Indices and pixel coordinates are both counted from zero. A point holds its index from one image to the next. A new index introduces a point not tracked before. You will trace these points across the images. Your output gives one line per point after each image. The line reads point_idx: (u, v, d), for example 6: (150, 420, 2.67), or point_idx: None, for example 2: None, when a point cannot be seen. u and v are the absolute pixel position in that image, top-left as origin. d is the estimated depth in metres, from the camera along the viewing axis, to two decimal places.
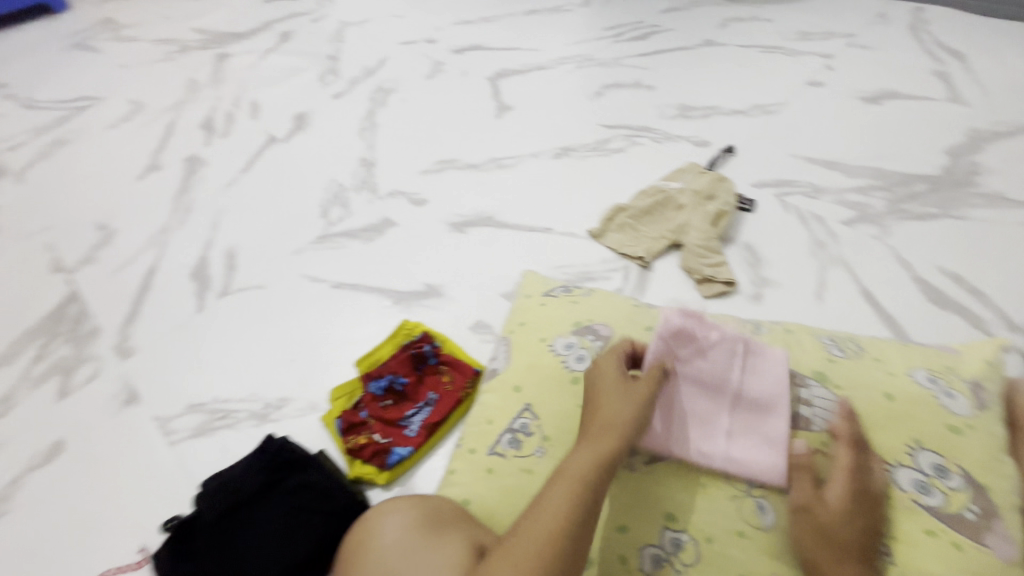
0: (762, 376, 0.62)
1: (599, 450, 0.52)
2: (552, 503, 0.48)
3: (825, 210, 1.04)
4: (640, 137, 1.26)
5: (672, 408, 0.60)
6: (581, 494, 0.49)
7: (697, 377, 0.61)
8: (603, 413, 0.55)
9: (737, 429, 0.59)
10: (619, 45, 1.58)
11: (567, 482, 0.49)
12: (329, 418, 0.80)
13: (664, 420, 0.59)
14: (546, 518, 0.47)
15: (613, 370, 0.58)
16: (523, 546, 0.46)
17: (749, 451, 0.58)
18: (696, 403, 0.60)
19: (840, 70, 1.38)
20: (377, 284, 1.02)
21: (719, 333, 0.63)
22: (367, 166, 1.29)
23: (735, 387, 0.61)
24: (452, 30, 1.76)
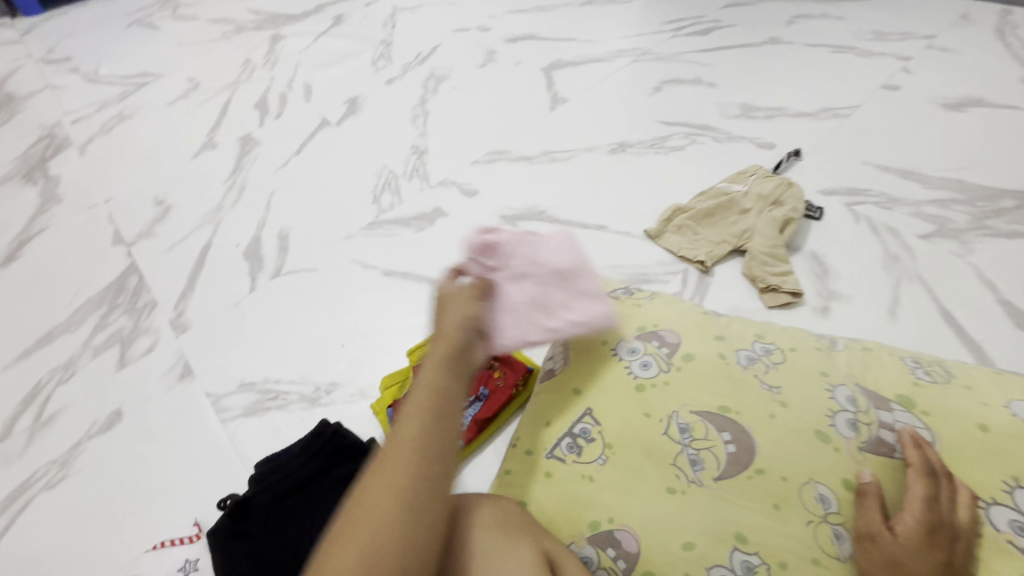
0: (550, 256, 0.69)
1: (439, 360, 0.56)
2: (408, 417, 0.50)
3: (901, 222, 0.98)
4: (700, 136, 1.22)
5: (507, 305, 0.66)
6: (433, 397, 0.52)
7: (515, 274, 0.68)
8: (438, 335, 0.59)
9: (571, 304, 0.68)
10: (679, 40, 1.53)
11: (418, 395, 0.52)
12: (380, 406, 0.80)
13: (508, 315, 0.66)
14: (405, 430, 0.49)
15: (448, 297, 0.63)
16: (392, 463, 0.47)
17: (582, 310, 0.67)
18: (529, 296, 0.67)
19: (919, 74, 1.30)
20: (428, 275, 1.01)
21: (511, 235, 0.70)
22: (419, 154, 1.29)
23: (550, 267, 0.68)
24: (506, 18, 1.73)
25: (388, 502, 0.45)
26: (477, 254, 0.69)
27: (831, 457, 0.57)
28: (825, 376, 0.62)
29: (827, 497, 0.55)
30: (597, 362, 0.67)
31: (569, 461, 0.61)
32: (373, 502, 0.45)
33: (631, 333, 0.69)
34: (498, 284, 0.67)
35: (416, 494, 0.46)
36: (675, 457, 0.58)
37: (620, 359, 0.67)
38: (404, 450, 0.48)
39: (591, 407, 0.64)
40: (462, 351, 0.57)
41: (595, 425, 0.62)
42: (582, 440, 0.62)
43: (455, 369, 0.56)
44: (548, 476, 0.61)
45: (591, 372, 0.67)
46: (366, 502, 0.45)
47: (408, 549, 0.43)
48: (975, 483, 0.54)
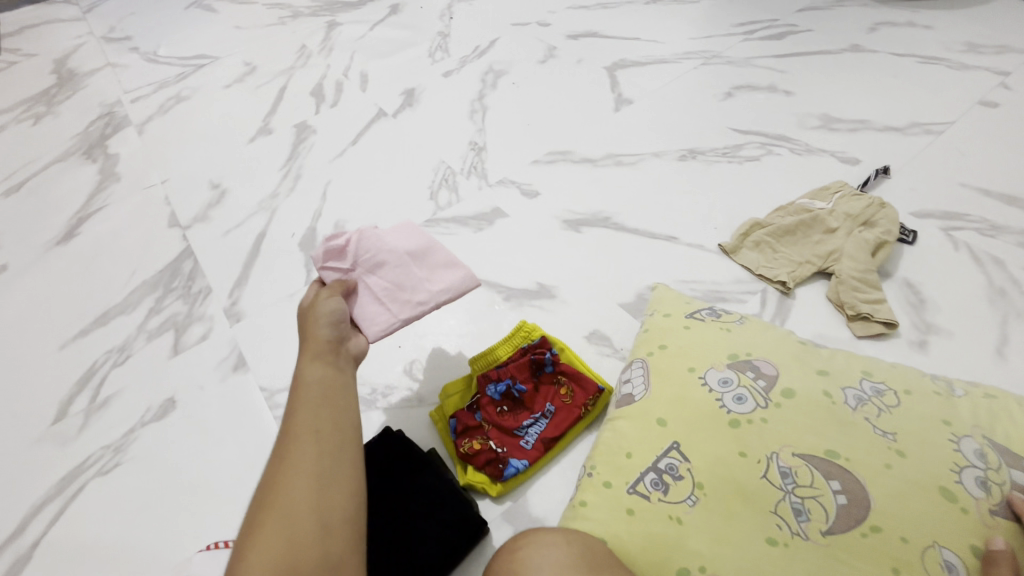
0: (395, 243, 0.75)
1: (315, 355, 0.60)
2: (300, 408, 0.54)
3: (1005, 253, 0.90)
4: (777, 147, 1.15)
5: (371, 296, 0.71)
6: (320, 387, 0.56)
7: (369, 266, 0.73)
8: (309, 333, 0.63)
9: (430, 277, 0.74)
10: (752, 43, 1.45)
11: (305, 388, 0.56)
12: (440, 416, 0.76)
13: (373, 303, 0.71)
14: (302, 419, 0.53)
15: (311, 301, 0.67)
16: (300, 449, 0.50)
17: (443, 281, 0.74)
18: (387, 281, 0.72)
19: (1019, 91, 1.20)
20: (488, 279, 0.97)
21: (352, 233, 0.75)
22: (477, 151, 1.25)
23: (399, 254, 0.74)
24: (566, 14, 1.67)
25: (303, 479, 0.48)
26: (330, 260, 0.73)
27: (959, 519, 0.50)
28: (948, 425, 0.55)
29: (954, 566, 0.48)
30: (684, 391, 0.62)
31: (654, 499, 0.56)
32: (286, 486, 0.47)
33: (721, 361, 0.64)
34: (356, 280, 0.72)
35: (326, 467, 0.49)
36: (774, 505, 0.53)
37: (710, 390, 0.61)
38: (306, 434, 0.51)
39: (678, 441, 0.59)
40: (336, 342, 0.63)
41: (684, 461, 0.57)
42: (669, 477, 0.57)
43: (333, 357, 0.61)
44: (630, 513, 0.56)
45: (677, 401, 0.62)
46: (282, 486, 0.47)
47: (330, 515, 0.46)
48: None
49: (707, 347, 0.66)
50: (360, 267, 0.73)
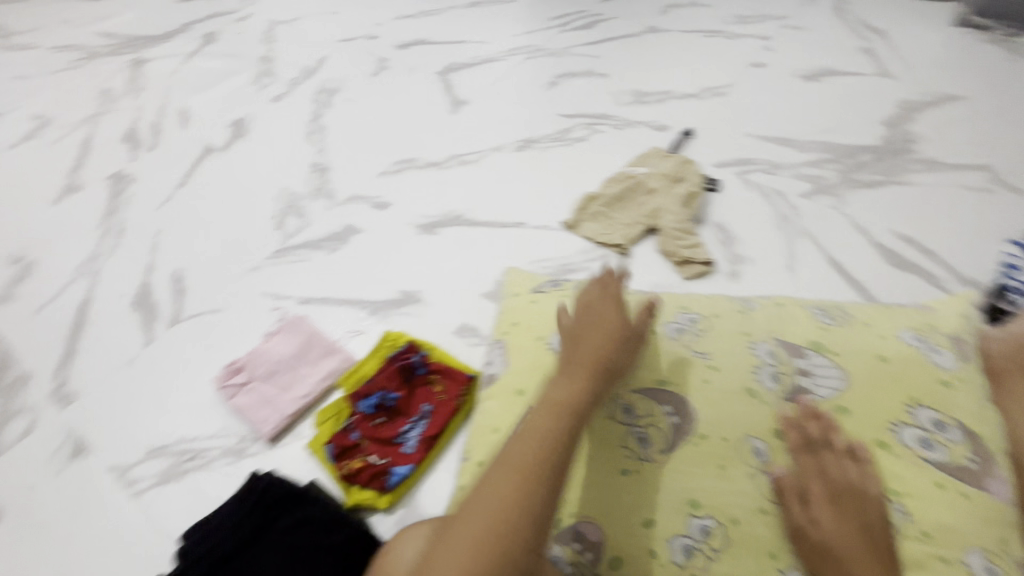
0: (282, 353, 0.85)
1: (582, 372, 0.58)
2: (527, 436, 0.53)
3: (786, 186, 1.08)
4: (600, 125, 1.26)
5: (250, 409, 0.80)
6: (554, 415, 0.54)
7: (286, 382, 0.82)
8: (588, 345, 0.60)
9: (311, 379, 0.82)
10: (566, 35, 1.57)
11: (540, 410, 0.55)
12: (316, 445, 0.74)
13: (253, 413, 0.80)
14: (519, 451, 0.52)
15: (602, 309, 0.63)
16: (508, 465, 0.51)
17: (308, 377, 0.83)
18: (270, 389, 0.82)
19: (778, 51, 1.43)
20: (350, 297, 0.95)
21: (247, 358, 0.85)
22: (321, 172, 1.22)
23: (292, 367, 0.84)
24: (393, 25, 1.69)
25: (507, 484, 0.49)
26: (229, 379, 0.84)
27: (761, 409, 0.60)
28: (747, 335, 0.65)
29: (762, 448, 0.58)
30: (536, 362, 0.68)
31: None
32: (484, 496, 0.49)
33: None
34: (245, 393, 0.82)
35: (523, 491, 0.49)
36: (576, 458, 0.59)
37: (557, 355, 0.67)
38: (517, 455, 0.51)
39: (536, 406, 0.64)
40: (599, 365, 0.58)
41: None
42: None
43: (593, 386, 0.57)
44: None
45: (531, 372, 0.67)
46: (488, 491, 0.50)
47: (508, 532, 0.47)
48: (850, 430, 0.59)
49: (552, 317, 0.72)
50: (254, 380, 0.83)
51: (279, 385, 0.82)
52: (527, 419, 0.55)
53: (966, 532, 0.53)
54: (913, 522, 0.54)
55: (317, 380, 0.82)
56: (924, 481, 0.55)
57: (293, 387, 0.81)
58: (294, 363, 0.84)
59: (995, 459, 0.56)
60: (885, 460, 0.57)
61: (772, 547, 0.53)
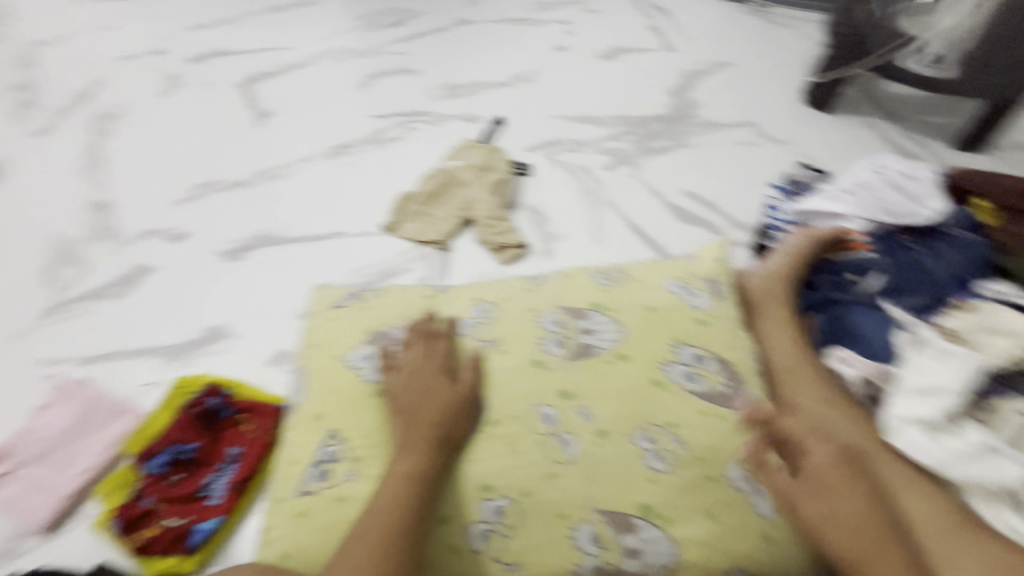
0: (56, 425, 0.74)
1: (430, 420, 0.57)
2: (382, 499, 0.52)
3: (590, 161, 1.15)
4: (414, 122, 1.24)
5: (16, 498, 0.69)
6: (408, 474, 0.54)
7: (62, 457, 0.72)
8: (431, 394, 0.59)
9: (95, 448, 0.72)
10: (376, 34, 1.53)
11: (394, 469, 0.54)
12: (102, 522, 0.65)
13: (20, 503, 0.68)
14: (375, 517, 0.51)
15: (440, 354, 0.63)
16: (365, 532, 0.50)
17: (91, 446, 0.73)
18: (43, 469, 0.71)
19: (578, 34, 1.51)
20: (145, 345, 0.85)
21: (11, 441, 0.73)
22: (101, 210, 1.07)
23: (70, 439, 0.73)
24: (185, 40, 1.55)
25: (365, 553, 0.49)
26: None
27: (547, 378, 0.61)
28: (533, 310, 0.68)
29: (551, 415, 0.59)
30: (332, 380, 0.64)
31: (319, 492, 0.57)
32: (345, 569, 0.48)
33: (360, 339, 0.68)
34: (10, 482, 0.70)
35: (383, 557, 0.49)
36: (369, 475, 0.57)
37: (353, 370, 0.65)
38: (376, 520, 0.51)
39: (333, 428, 0.61)
40: (451, 411, 0.58)
41: (339, 442, 0.60)
42: (329, 464, 0.59)
43: (448, 435, 0.57)
44: (302, 515, 0.56)
45: (327, 392, 0.64)
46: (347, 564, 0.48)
47: None
48: (624, 402, 0.60)
49: (348, 330, 0.69)
50: (22, 463, 0.71)
51: (54, 462, 0.71)
52: (377, 492, 0.53)
53: (726, 448, 0.59)
54: (687, 450, 0.58)
55: (103, 447, 0.72)
56: (689, 410, 0.60)
57: (72, 461, 0.71)
58: (73, 433, 0.74)
59: (745, 380, 0.64)
60: (659, 397, 0.60)
61: (563, 509, 0.54)
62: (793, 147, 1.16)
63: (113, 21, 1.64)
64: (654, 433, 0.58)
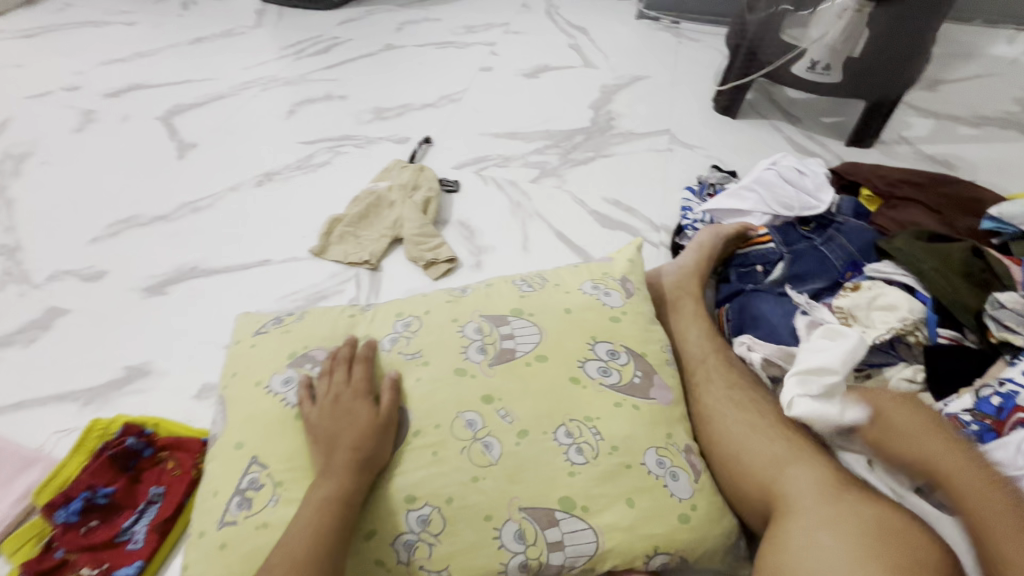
0: None
1: (348, 444, 0.57)
2: (298, 529, 0.52)
3: (517, 175, 1.19)
4: (342, 147, 1.25)
5: None
6: (324, 503, 0.53)
7: None
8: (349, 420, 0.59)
9: (2, 503, 0.68)
10: (303, 62, 1.53)
11: (311, 496, 0.54)
12: None
13: None
14: (289, 548, 0.51)
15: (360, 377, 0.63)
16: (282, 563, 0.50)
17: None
18: None
19: (503, 54, 1.56)
20: (58, 391, 0.82)
21: None
22: (8, 254, 1.02)
23: None
24: (100, 74, 1.51)
25: None
26: None
27: (468, 385, 0.62)
28: (455, 320, 0.69)
29: (473, 420, 0.60)
30: (253, 407, 0.64)
31: (240, 521, 0.56)
32: None
33: (282, 362, 0.67)
34: None
35: None
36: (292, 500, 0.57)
37: (274, 395, 0.64)
38: (291, 552, 0.51)
39: (253, 454, 0.60)
40: (370, 434, 0.58)
41: (262, 470, 0.59)
42: (251, 492, 0.58)
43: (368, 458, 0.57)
44: (223, 547, 0.55)
45: (248, 420, 0.63)
46: None
47: None
48: (543, 401, 0.61)
49: (271, 354, 0.69)
50: None
51: None
52: (294, 522, 0.53)
53: (641, 437, 0.60)
54: (607, 442, 0.60)
55: (11, 501, 0.68)
56: (606, 404, 0.62)
57: None
58: None
59: (658, 372, 0.67)
60: (578, 394, 0.62)
61: (486, 511, 0.55)
62: (707, 150, 1.23)
63: (23, 60, 1.58)
64: (573, 429, 0.60)
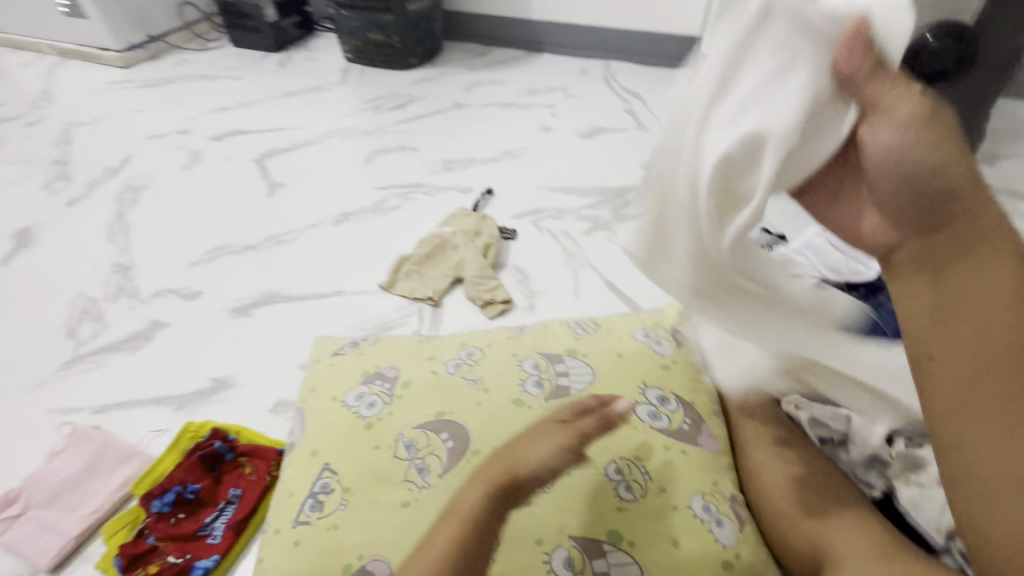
0: (67, 468, 0.79)
1: (512, 464, 0.57)
2: (442, 535, 0.53)
3: (571, 226, 1.27)
4: (413, 193, 1.38)
5: (25, 540, 0.72)
6: (470, 517, 0.54)
7: (72, 500, 0.76)
8: (519, 448, 0.59)
9: (104, 490, 0.77)
10: (381, 116, 1.71)
11: (462, 506, 0.55)
12: (105, 560, 0.69)
13: (28, 545, 0.72)
14: (431, 551, 0.52)
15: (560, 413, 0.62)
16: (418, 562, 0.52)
17: (100, 489, 0.77)
18: (53, 511, 0.75)
19: (562, 115, 1.69)
20: (154, 395, 0.92)
21: (24, 483, 0.77)
22: (122, 271, 1.17)
23: (80, 481, 0.78)
24: (207, 120, 1.73)
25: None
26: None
27: (525, 415, 0.67)
28: (515, 355, 0.75)
29: None
30: (329, 419, 0.71)
31: (313, 522, 0.62)
32: None
33: (357, 380, 0.75)
34: (21, 523, 0.74)
35: None
36: (359, 508, 0.62)
37: (348, 408, 0.71)
38: (429, 553, 0.52)
39: (327, 461, 0.67)
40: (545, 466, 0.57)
41: (334, 475, 0.65)
42: (323, 496, 0.64)
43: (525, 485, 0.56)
44: (296, 544, 0.61)
45: (324, 430, 0.70)
46: None
47: None
48: (596, 437, 0.66)
49: (347, 374, 0.76)
50: (32, 505, 0.75)
51: (64, 505, 0.76)
52: (435, 531, 0.54)
53: (689, 482, 0.64)
54: (656, 482, 0.63)
55: (112, 490, 0.77)
56: (655, 446, 0.66)
57: (81, 503, 0.75)
58: (82, 476, 0.78)
59: (705, 421, 0.70)
60: (627, 433, 0.67)
61: (539, 536, 0.59)
62: None
63: (145, 106, 1.83)
64: (623, 466, 0.64)
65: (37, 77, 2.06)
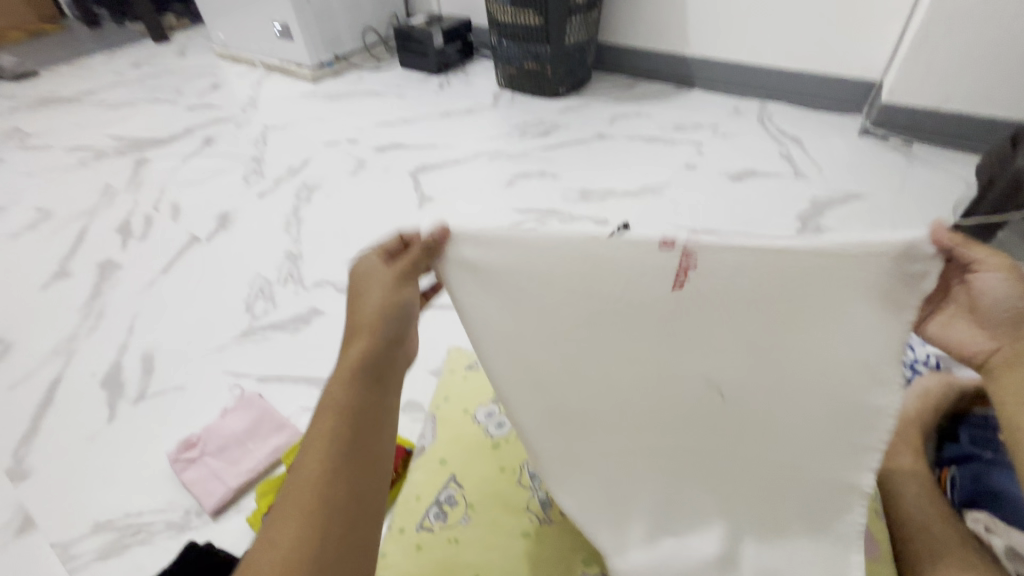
0: (235, 426, 0.91)
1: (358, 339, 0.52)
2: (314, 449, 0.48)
3: None
4: (549, 220, 1.41)
5: (196, 483, 0.84)
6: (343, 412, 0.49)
7: (235, 456, 0.87)
8: (356, 312, 0.54)
9: (261, 453, 0.88)
10: (526, 141, 1.78)
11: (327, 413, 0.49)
12: (257, 517, 0.79)
13: (199, 489, 0.84)
14: (310, 464, 0.47)
15: (371, 266, 0.56)
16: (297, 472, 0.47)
17: (256, 452, 0.88)
18: (219, 463, 0.86)
19: (709, 154, 1.63)
20: (307, 374, 1.03)
21: (202, 433, 0.90)
22: (293, 259, 1.33)
23: (242, 442, 0.89)
24: (373, 132, 1.94)
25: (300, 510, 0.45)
26: (181, 454, 0.88)
27: None
28: None
29: None
30: (459, 430, 0.75)
31: (436, 529, 0.65)
32: (284, 515, 0.45)
33: (487, 399, 0.79)
34: (194, 467, 0.86)
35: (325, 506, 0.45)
36: (481, 524, 0.64)
37: (478, 423, 0.75)
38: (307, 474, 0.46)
39: (455, 472, 0.70)
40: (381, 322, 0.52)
41: (459, 488, 0.68)
42: (448, 506, 0.67)
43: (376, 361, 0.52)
44: (418, 548, 0.64)
45: (454, 441, 0.74)
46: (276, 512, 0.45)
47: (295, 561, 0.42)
48: None
49: (478, 390, 0.81)
50: (205, 454, 0.88)
51: (228, 459, 0.87)
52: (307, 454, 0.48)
53: None
54: None
55: (266, 455, 0.87)
56: None
57: (242, 461, 0.86)
58: (244, 437, 0.89)
59: None
60: None
61: None
62: None
63: (325, 116, 2.10)
64: None
65: (248, 87, 2.47)
